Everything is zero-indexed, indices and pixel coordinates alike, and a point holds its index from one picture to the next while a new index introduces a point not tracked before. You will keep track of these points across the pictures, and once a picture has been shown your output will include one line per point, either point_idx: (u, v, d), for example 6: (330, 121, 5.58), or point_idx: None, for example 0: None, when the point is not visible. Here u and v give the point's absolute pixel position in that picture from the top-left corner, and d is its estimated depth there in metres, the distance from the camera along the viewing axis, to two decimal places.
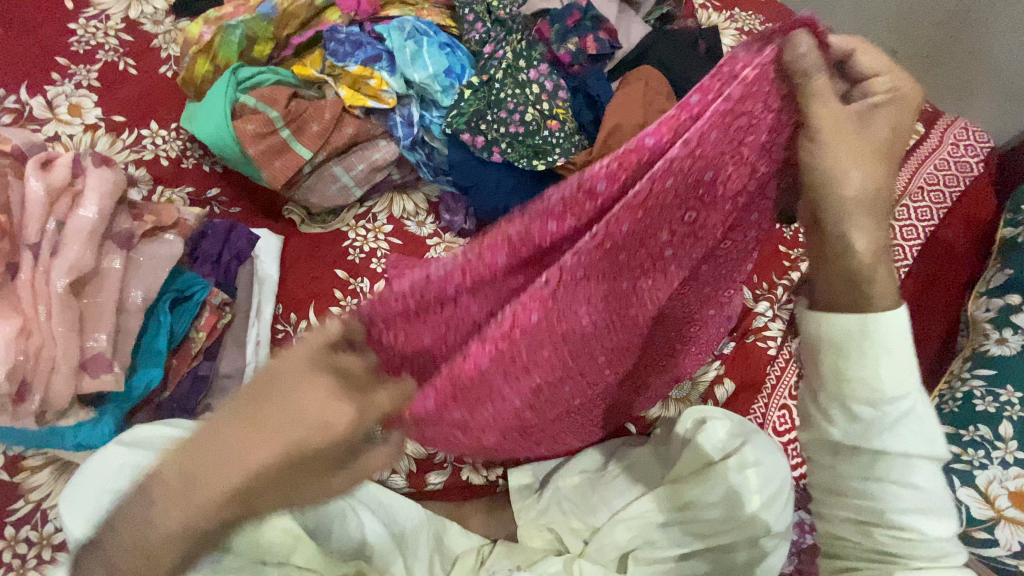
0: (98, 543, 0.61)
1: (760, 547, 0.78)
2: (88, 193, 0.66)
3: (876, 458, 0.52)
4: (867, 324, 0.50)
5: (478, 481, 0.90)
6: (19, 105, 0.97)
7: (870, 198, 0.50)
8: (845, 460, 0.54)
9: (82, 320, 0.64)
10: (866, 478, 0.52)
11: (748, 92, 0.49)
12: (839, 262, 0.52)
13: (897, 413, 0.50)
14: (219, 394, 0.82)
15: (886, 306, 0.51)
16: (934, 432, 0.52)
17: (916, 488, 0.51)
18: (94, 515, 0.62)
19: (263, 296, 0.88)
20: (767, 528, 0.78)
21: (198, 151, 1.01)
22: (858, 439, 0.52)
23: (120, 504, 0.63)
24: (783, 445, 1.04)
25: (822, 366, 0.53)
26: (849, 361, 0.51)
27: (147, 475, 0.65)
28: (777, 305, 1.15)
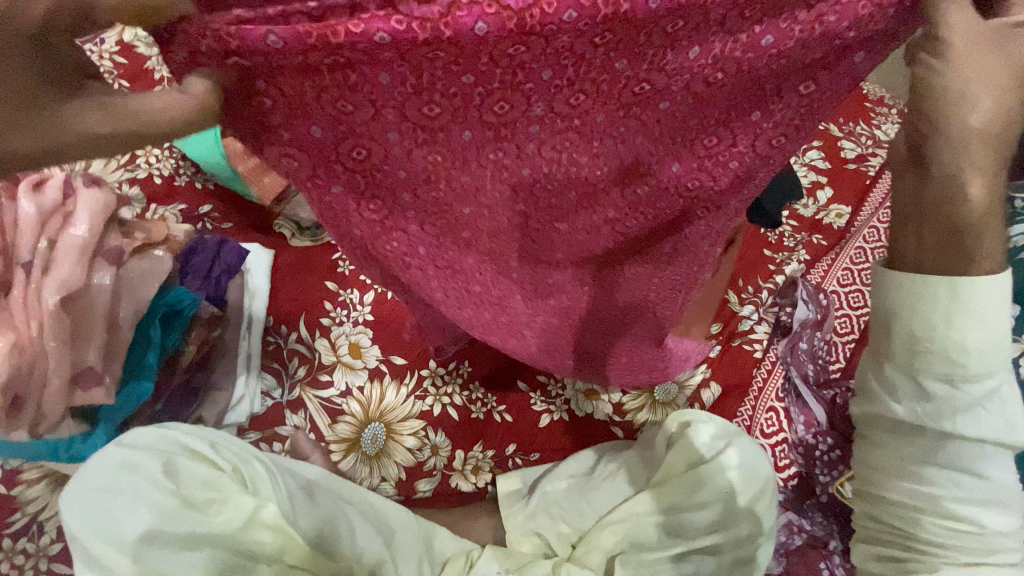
0: (101, 531, 0.67)
1: (745, 545, 0.80)
2: (78, 212, 0.64)
3: (940, 444, 0.47)
4: (940, 293, 0.42)
5: (467, 489, 0.91)
6: None
7: (1004, 135, 0.36)
8: (907, 444, 0.48)
9: (73, 335, 0.63)
10: (924, 464, 0.48)
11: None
12: (931, 224, 0.40)
13: (978, 396, 0.43)
14: (212, 405, 0.86)
15: (983, 272, 0.41)
16: (1018, 416, 0.45)
17: (981, 480, 0.47)
18: (94, 509, 0.67)
19: (253, 311, 0.92)
20: (754, 528, 0.80)
21: (190, 168, 1.03)
22: (927, 420, 0.45)
23: (118, 498, 0.68)
24: (771, 447, 1.07)
25: (892, 335, 0.45)
26: (932, 342, 0.43)
27: (144, 473, 0.69)
28: (762, 308, 1.17)
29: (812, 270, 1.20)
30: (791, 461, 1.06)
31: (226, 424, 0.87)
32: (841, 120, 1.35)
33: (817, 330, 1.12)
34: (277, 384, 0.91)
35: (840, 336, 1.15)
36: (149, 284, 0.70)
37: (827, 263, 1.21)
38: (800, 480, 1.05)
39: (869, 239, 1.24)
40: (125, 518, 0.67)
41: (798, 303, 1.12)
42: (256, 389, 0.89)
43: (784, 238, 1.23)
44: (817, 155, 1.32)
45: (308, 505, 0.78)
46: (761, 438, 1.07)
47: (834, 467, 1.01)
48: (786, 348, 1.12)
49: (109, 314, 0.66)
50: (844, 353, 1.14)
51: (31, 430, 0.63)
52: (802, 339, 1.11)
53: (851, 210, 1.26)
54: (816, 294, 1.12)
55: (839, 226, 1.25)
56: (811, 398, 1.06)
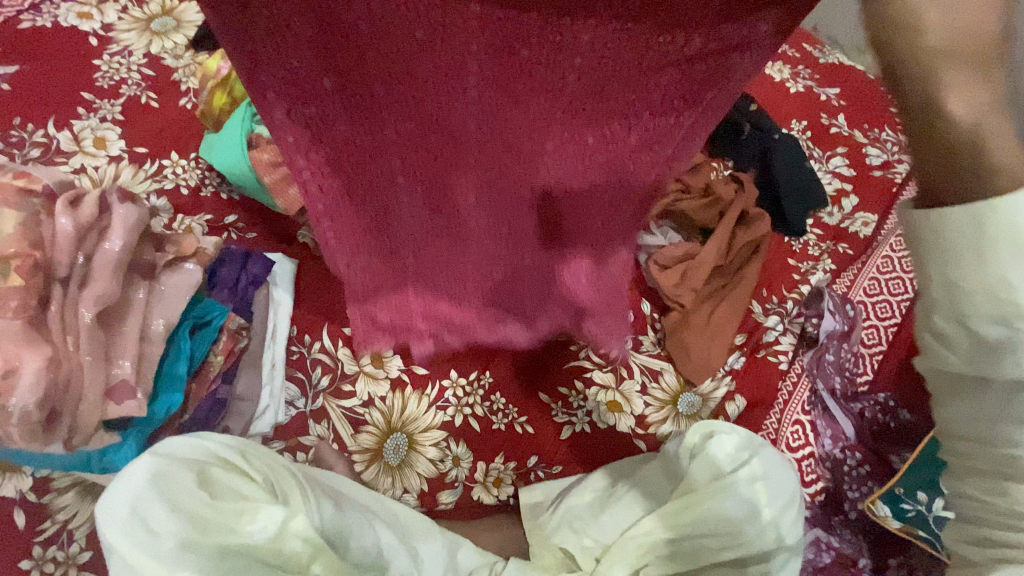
0: (131, 542, 0.61)
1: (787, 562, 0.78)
2: (114, 227, 0.67)
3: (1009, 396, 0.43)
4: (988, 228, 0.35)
5: (489, 501, 0.91)
6: (46, 139, 1.03)
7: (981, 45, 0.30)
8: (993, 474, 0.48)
9: (108, 348, 0.66)
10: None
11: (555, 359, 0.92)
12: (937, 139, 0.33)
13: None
14: (237, 417, 0.83)
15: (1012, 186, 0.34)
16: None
17: None
18: (124, 519, 0.62)
19: (278, 320, 0.91)
20: (788, 537, 0.79)
21: (216, 179, 1.05)
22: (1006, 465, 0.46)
23: (152, 505, 0.64)
24: (796, 461, 1.04)
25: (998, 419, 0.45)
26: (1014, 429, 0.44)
27: (179, 479, 0.67)
28: (787, 318, 1.15)
29: (838, 279, 1.22)
30: (819, 475, 1.04)
31: (252, 434, 0.85)
32: (864, 127, 1.40)
33: (844, 342, 1.12)
34: (301, 393, 0.90)
35: (867, 347, 1.16)
36: (181, 299, 0.72)
37: (851, 273, 1.23)
38: (827, 495, 1.03)
39: (894, 247, 1.27)
40: (158, 523, 0.63)
41: (824, 313, 1.11)
42: (281, 399, 0.89)
43: (807, 246, 1.25)
44: (840, 162, 1.36)
45: (336, 513, 0.76)
46: (787, 452, 1.04)
47: (864, 482, 1.00)
48: (812, 360, 1.11)
49: (141, 327, 0.69)
50: (870, 365, 1.14)
51: (66, 444, 0.63)
52: (829, 351, 1.10)
53: (876, 218, 1.30)
54: (842, 306, 1.13)
55: (865, 234, 1.28)
56: (840, 413, 1.07)
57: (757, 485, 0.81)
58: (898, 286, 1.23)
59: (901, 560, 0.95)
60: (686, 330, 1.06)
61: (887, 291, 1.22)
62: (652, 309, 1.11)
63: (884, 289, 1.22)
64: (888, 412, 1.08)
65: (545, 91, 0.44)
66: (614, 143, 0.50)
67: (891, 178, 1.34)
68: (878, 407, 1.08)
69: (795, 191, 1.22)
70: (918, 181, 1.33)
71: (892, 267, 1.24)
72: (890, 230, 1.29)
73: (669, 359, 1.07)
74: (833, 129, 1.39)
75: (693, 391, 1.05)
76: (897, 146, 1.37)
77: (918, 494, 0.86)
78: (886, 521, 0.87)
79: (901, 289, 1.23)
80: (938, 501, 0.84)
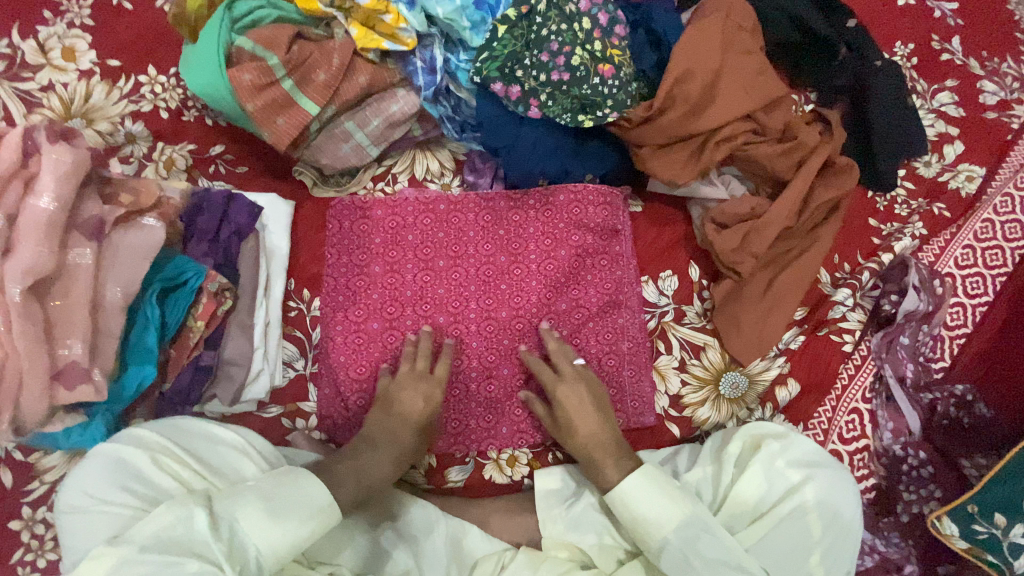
0: (190, 555, 0.57)
1: (677, 565, 0.70)
2: (42, 177, 0.57)
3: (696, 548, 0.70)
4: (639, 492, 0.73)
5: (501, 480, 0.86)
6: (10, 49, 0.86)
7: None
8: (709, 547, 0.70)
9: (51, 326, 0.57)
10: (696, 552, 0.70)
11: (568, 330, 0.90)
12: None
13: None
14: (226, 382, 0.75)
15: None
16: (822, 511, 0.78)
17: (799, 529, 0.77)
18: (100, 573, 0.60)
19: (271, 272, 0.83)
20: (838, 540, 0.77)
21: (201, 100, 0.90)
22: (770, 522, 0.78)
23: (255, 495, 0.63)
24: (848, 454, 0.93)
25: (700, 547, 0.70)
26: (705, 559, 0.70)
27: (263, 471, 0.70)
28: (859, 292, 0.98)
29: (925, 246, 1.03)
30: (872, 471, 0.92)
31: (245, 400, 0.78)
32: (984, 53, 1.15)
33: (924, 324, 0.97)
34: (299, 354, 0.84)
35: (949, 329, 0.99)
36: (139, 260, 0.63)
37: (944, 238, 1.04)
38: (879, 494, 0.91)
39: (998, 210, 1.06)
40: (265, 519, 0.62)
41: (907, 290, 0.96)
42: (278, 361, 0.82)
43: (894, 205, 1.05)
44: (947, 99, 1.12)
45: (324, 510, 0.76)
46: (838, 444, 0.93)
47: (925, 485, 0.88)
48: (881, 342, 0.97)
49: (92, 297, 0.60)
50: (949, 351, 0.99)
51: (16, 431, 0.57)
52: (903, 334, 0.96)
53: (984, 171, 1.08)
54: (930, 281, 0.97)
55: (967, 191, 1.07)
56: (907, 404, 0.94)
57: (809, 513, 0.77)
58: (996, 257, 1.03)
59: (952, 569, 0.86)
60: (739, 305, 0.93)
61: (983, 263, 1.03)
62: (701, 275, 0.96)
63: (979, 260, 1.03)
64: (961, 404, 0.94)
65: (487, 325, 0.88)
66: (517, 259, 0.90)
67: (1006, 122, 1.11)
68: (954, 399, 0.94)
69: (892, 137, 1.03)
70: None
71: (992, 235, 1.04)
72: (997, 186, 1.07)
73: (714, 333, 0.95)
74: (945, 56, 1.14)
75: (740, 370, 0.94)
76: (1021, 80, 1.13)
77: (996, 517, 0.75)
78: (952, 541, 0.76)
79: (1000, 260, 1.03)
80: (1018, 527, 0.74)
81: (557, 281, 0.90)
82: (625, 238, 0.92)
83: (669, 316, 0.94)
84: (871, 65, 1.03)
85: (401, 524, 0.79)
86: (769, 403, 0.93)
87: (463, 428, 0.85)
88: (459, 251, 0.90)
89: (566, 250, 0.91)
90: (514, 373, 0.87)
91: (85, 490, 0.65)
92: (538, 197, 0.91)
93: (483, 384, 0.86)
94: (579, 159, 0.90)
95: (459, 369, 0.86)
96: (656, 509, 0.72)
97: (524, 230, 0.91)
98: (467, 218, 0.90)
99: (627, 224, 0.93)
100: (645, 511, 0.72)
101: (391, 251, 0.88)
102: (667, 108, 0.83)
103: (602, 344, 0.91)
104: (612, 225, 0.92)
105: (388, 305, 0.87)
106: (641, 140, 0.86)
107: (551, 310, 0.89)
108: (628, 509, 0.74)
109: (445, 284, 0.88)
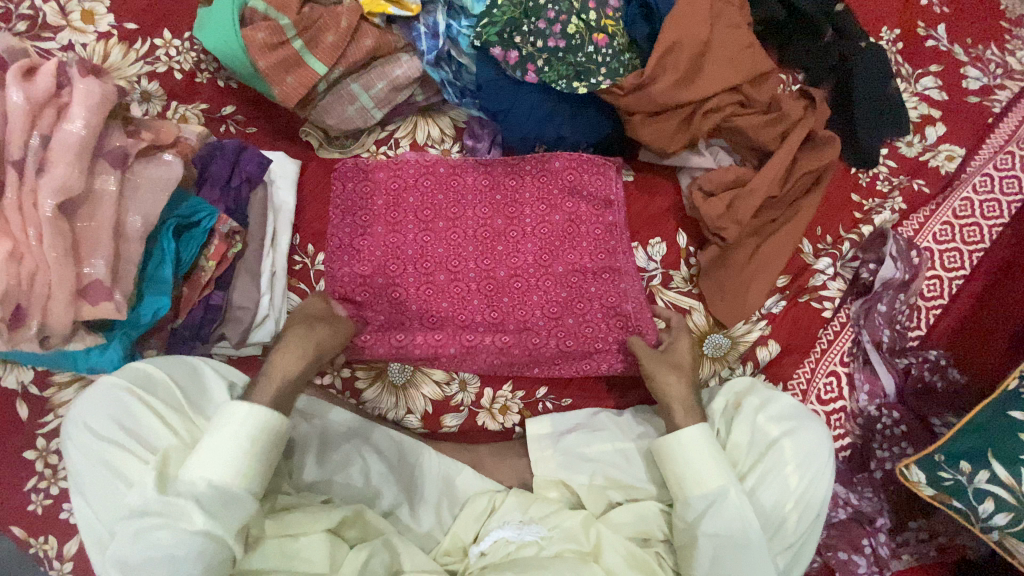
0: (182, 525, 0.62)
1: (732, 515, 0.73)
2: (72, 107, 0.63)
3: (720, 509, 0.73)
4: (680, 439, 0.77)
5: (494, 427, 0.90)
6: (31, 10, 0.90)
7: None
8: (729, 512, 0.73)
9: (78, 246, 0.63)
10: (720, 513, 0.73)
11: (562, 289, 0.92)
12: None
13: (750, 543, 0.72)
14: (234, 324, 0.80)
15: None
16: (800, 462, 0.79)
17: (783, 484, 0.78)
18: (118, 511, 0.65)
19: (279, 224, 0.87)
20: (812, 495, 0.78)
21: (213, 64, 0.94)
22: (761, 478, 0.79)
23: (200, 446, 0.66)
24: (826, 414, 0.97)
25: (725, 508, 0.73)
26: (727, 521, 0.73)
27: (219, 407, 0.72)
28: (840, 262, 1.03)
29: (905, 221, 1.07)
30: (847, 430, 0.97)
31: (251, 342, 0.82)
32: (968, 41, 1.19)
33: (901, 292, 1.01)
34: (304, 305, 0.88)
35: (925, 300, 1.04)
36: (158, 193, 0.69)
37: (924, 214, 1.08)
38: (854, 452, 0.96)
39: (978, 189, 1.10)
40: (218, 461, 0.65)
41: (885, 259, 1.00)
42: (282, 309, 0.85)
43: (876, 181, 1.09)
44: (931, 83, 1.16)
45: (321, 458, 0.81)
46: (817, 404, 0.97)
47: (897, 442, 0.92)
48: (860, 310, 1.01)
49: (115, 223, 0.66)
50: (925, 321, 1.03)
51: (42, 342, 0.63)
52: (881, 302, 1.00)
53: (964, 152, 1.12)
54: (907, 252, 1.01)
55: (947, 170, 1.11)
56: (883, 367, 0.98)
57: (787, 467, 0.78)
58: (975, 233, 1.07)
59: (922, 524, 0.91)
60: (724, 269, 0.98)
61: (961, 238, 1.07)
62: (689, 241, 1.00)
63: (957, 236, 1.07)
64: (936, 370, 0.98)
65: (486, 285, 0.91)
66: (511, 223, 0.94)
67: (989, 106, 1.15)
68: (928, 365, 0.98)
69: (876, 116, 1.07)
70: (1017, 113, 1.15)
71: (970, 212, 1.08)
72: (977, 166, 1.11)
73: (700, 297, 0.99)
74: (930, 42, 1.18)
75: (724, 332, 0.98)
76: (1003, 67, 1.17)
77: (960, 463, 0.79)
78: (918, 487, 0.82)
79: (978, 236, 1.07)
80: (984, 472, 0.77)
81: (549, 241, 0.94)
82: (618, 209, 0.96)
83: (656, 280, 0.99)
84: (856, 46, 1.07)
85: (398, 462, 0.83)
86: (750, 363, 0.98)
87: (465, 381, 0.89)
88: (458, 214, 0.93)
89: (554, 213, 0.95)
90: (514, 332, 0.90)
91: (86, 425, 0.67)
92: (534, 163, 0.95)
93: (486, 338, 0.90)
94: (574, 125, 0.93)
95: (464, 324, 0.89)
96: (711, 454, 0.75)
97: (520, 194, 0.95)
98: (466, 180, 0.94)
99: (621, 194, 0.96)
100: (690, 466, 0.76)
101: (393, 212, 0.92)
102: (657, 77, 0.87)
103: (606, 307, 0.92)
104: (605, 195, 0.95)
105: (391, 267, 0.90)
106: (633, 107, 0.90)
107: (545, 270, 0.92)
108: (682, 450, 0.77)
109: (445, 244, 0.92)
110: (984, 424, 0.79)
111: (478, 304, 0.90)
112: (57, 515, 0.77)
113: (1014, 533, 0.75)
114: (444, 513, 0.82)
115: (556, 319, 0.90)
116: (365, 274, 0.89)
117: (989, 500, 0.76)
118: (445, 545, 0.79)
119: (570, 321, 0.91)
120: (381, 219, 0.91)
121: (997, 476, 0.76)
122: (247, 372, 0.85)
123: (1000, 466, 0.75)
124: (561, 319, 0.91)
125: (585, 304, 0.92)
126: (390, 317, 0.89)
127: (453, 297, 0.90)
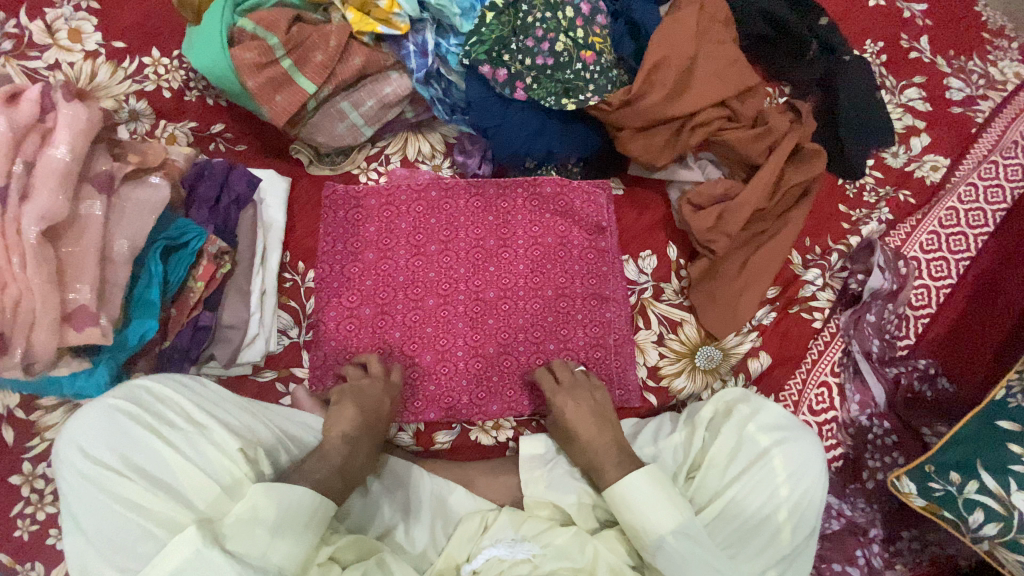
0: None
1: (677, 561, 0.70)
2: (58, 132, 0.63)
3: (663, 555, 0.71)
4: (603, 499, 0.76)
5: (487, 442, 0.91)
6: (18, 29, 0.90)
7: None
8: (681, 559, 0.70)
9: (63, 271, 0.62)
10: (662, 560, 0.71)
11: (549, 313, 0.93)
12: None
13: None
14: (223, 343, 0.80)
15: None
16: (791, 470, 0.79)
17: (773, 493, 0.78)
18: (108, 541, 0.63)
19: (268, 242, 0.87)
20: (811, 507, 0.78)
21: (202, 81, 0.94)
22: (747, 493, 0.79)
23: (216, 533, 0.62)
24: (818, 425, 0.97)
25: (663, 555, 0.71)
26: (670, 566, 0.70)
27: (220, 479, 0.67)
28: (828, 272, 1.04)
29: (892, 231, 1.08)
30: (840, 441, 0.97)
31: (241, 362, 0.82)
32: (950, 53, 1.21)
33: (889, 302, 1.02)
34: (294, 322, 0.88)
35: (914, 309, 1.04)
36: (144, 216, 0.69)
37: (911, 224, 1.09)
38: (845, 463, 0.96)
39: (963, 198, 1.11)
40: (258, 543, 0.61)
41: (873, 270, 1.01)
42: (273, 327, 0.86)
43: (862, 192, 1.10)
44: (915, 94, 1.17)
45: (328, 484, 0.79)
46: (809, 414, 0.98)
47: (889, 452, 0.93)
48: (849, 320, 1.02)
49: (101, 247, 0.66)
50: (914, 329, 1.04)
51: (26, 369, 0.63)
52: (870, 312, 1.01)
53: (949, 162, 1.13)
54: (894, 261, 1.02)
55: (932, 180, 1.12)
56: (874, 378, 0.98)
57: (780, 477, 0.79)
58: (960, 243, 1.08)
59: (916, 534, 0.91)
60: (714, 281, 0.98)
61: (947, 247, 1.08)
62: (679, 254, 1.01)
63: (943, 245, 1.08)
64: (924, 379, 0.99)
65: (475, 309, 0.92)
66: (502, 245, 0.94)
67: (971, 116, 1.17)
68: (917, 374, 0.99)
69: (862, 127, 1.08)
70: (1000, 123, 1.16)
71: (956, 221, 1.09)
72: (962, 176, 1.13)
73: (691, 309, 1.00)
74: (913, 54, 1.20)
75: (715, 344, 0.98)
76: (986, 78, 1.19)
77: (951, 474, 0.79)
78: (910, 498, 0.82)
79: (964, 245, 1.08)
80: (974, 483, 0.77)
81: (536, 262, 0.94)
82: (611, 234, 0.97)
83: (647, 293, 0.99)
84: (841, 59, 1.09)
85: (392, 481, 0.83)
86: (742, 374, 0.98)
87: (454, 404, 0.89)
88: (448, 235, 0.93)
89: (547, 234, 0.95)
90: (502, 357, 0.91)
91: (81, 447, 0.66)
92: (526, 187, 0.96)
93: (473, 362, 0.90)
94: (563, 140, 0.93)
95: (451, 349, 0.90)
96: (644, 503, 0.72)
97: (513, 215, 0.95)
98: (455, 202, 0.94)
99: (612, 221, 0.97)
100: (644, 499, 0.72)
101: (382, 233, 0.92)
102: (644, 93, 0.88)
103: (590, 335, 0.94)
104: (596, 221, 0.97)
105: (380, 290, 0.90)
106: (622, 122, 0.91)
107: (535, 292, 0.93)
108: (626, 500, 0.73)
109: (435, 266, 0.92)
110: (974, 436, 0.79)
111: (467, 328, 0.91)
112: (44, 542, 0.76)
113: (1005, 543, 0.75)
114: (438, 532, 0.81)
115: (538, 344, 0.92)
116: (355, 292, 0.89)
117: (979, 510, 0.76)
118: (439, 565, 0.77)
119: (553, 347, 0.92)
120: (371, 237, 0.92)
121: (987, 486, 0.76)
122: (238, 392, 0.85)
123: (989, 476, 0.76)
124: (548, 342, 0.92)
125: (571, 325, 0.93)
126: (383, 338, 0.89)
127: (442, 322, 0.91)
